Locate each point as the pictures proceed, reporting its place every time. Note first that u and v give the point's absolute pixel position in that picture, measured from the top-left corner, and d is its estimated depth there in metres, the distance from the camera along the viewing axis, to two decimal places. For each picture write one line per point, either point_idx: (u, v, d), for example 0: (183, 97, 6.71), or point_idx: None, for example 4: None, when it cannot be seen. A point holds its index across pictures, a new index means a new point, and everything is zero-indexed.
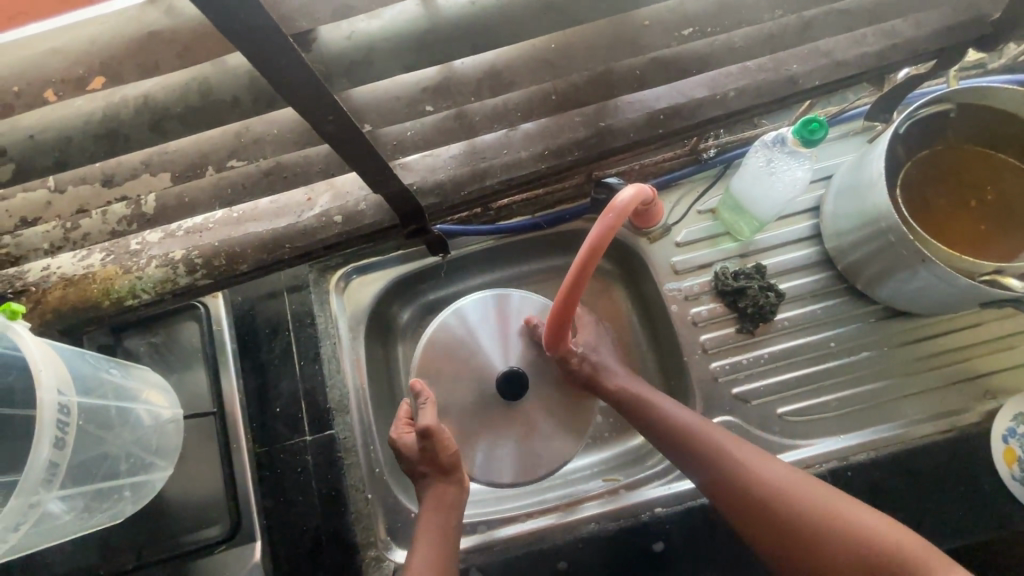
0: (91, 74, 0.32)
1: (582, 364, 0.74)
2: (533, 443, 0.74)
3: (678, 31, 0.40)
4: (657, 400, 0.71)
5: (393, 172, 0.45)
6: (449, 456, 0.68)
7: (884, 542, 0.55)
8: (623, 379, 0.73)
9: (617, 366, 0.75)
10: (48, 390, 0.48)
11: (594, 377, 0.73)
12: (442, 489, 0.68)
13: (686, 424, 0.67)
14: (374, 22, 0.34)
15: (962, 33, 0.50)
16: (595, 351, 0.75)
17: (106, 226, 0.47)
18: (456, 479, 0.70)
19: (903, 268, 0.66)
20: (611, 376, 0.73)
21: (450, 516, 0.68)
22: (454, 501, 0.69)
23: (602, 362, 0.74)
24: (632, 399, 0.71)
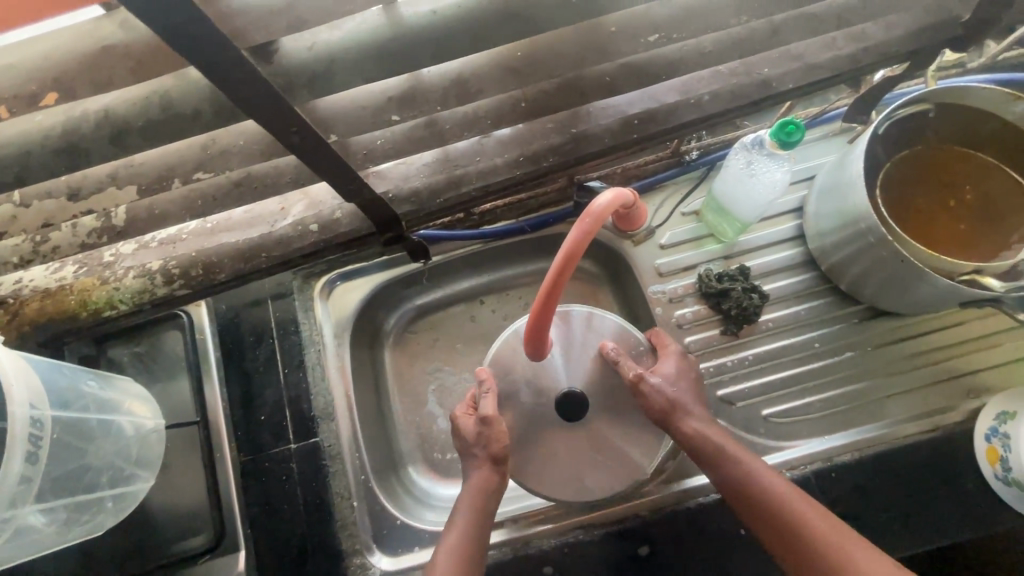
0: (44, 91, 0.31)
1: (656, 397, 0.65)
2: (584, 460, 0.68)
3: (644, 37, 0.40)
4: (735, 451, 0.62)
5: (363, 181, 0.45)
6: (499, 444, 0.65)
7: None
8: (702, 424, 0.64)
9: (697, 407, 0.66)
10: (19, 405, 0.47)
11: (666, 412, 0.65)
12: (484, 474, 0.64)
13: (762, 483, 0.59)
14: (335, 33, 0.34)
15: (934, 35, 0.50)
16: (675, 385, 0.66)
17: (76, 239, 0.46)
18: (500, 472, 0.65)
19: (884, 267, 0.66)
20: (688, 416, 0.64)
21: (488, 505, 0.63)
22: (495, 492, 0.64)
23: (680, 399, 0.65)
24: (705, 447, 0.62)
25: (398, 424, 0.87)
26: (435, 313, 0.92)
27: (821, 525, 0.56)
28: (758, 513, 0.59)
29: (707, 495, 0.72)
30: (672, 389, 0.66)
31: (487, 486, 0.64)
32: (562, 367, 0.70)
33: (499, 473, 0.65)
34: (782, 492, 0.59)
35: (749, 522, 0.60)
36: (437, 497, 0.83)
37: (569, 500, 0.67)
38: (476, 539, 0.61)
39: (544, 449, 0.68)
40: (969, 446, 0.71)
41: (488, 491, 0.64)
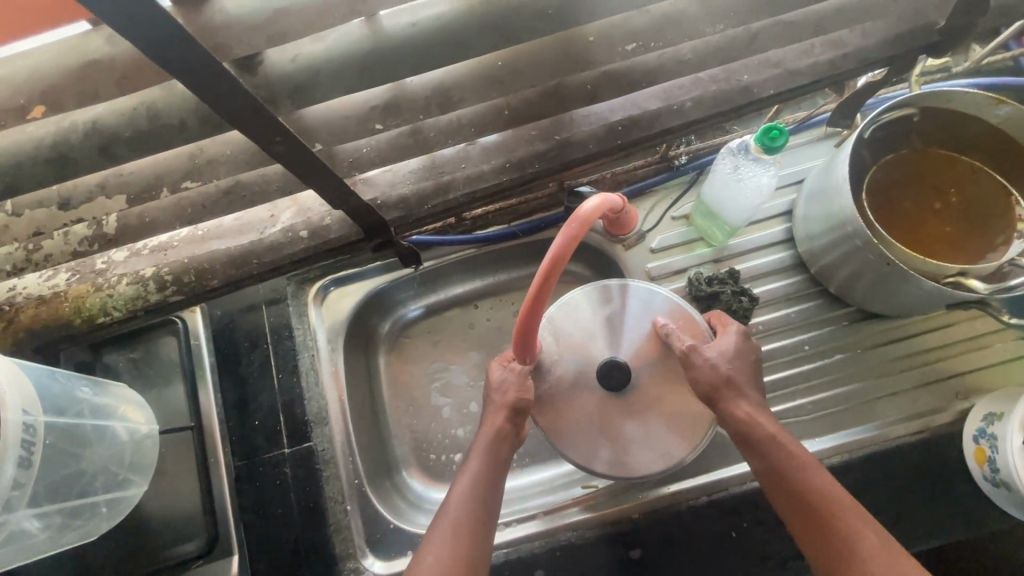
0: (32, 104, 0.32)
1: (706, 370, 0.63)
2: (630, 433, 0.67)
3: (621, 46, 0.41)
4: (786, 442, 0.60)
5: (350, 189, 0.46)
6: (520, 394, 0.65)
7: None
8: (753, 407, 0.62)
9: (750, 389, 0.63)
10: (12, 410, 0.48)
11: (715, 388, 0.62)
12: (500, 422, 0.65)
13: (805, 476, 0.58)
14: (317, 45, 0.35)
15: (912, 40, 0.51)
16: (730, 363, 0.63)
17: (68, 247, 0.47)
18: (517, 421, 0.66)
19: (872, 271, 0.67)
20: (739, 397, 0.62)
21: (502, 452, 0.64)
22: (509, 440, 0.65)
23: (734, 377, 0.63)
24: (754, 432, 0.60)
25: (392, 429, 0.87)
26: (428, 318, 0.93)
27: (862, 528, 0.54)
28: (792, 503, 0.58)
29: (698, 498, 0.72)
30: (727, 366, 0.63)
31: (502, 434, 0.65)
32: (609, 343, 0.69)
33: (516, 423, 0.66)
34: (824, 487, 0.57)
35: (782, 507, 0.59)
36: (430, 501, 0.83)
37: (605, 474, 0.66)
38: (488, 486, 0.62)
39: (587, 420, 0.67)
40: (957, 448, 0.71)
41: (501, 439, 0.64)
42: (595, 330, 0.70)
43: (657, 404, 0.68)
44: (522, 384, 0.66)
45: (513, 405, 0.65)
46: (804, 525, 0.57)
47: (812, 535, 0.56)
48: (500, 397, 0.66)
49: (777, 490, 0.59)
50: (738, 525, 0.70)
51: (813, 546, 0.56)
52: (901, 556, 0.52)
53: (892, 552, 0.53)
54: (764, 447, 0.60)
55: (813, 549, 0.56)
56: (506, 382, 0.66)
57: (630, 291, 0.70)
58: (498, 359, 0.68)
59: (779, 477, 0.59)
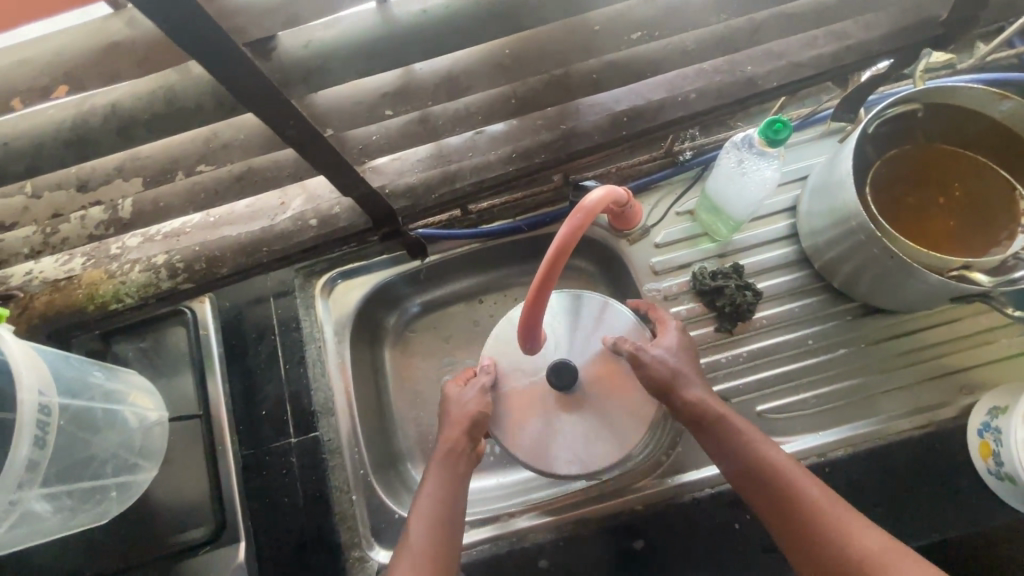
0: (56, 84, 0.33)
1: (656, 365, 0.64)
2: (586, 433, 0.67)
3: (627, 35, 0.42)
4: (737, 423, 0.62)
5: (360, 176, 0.47)
6: (475, 407, 0.66)
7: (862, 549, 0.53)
8: (703, 393, 0.64)
9: (697, 377, 0.65)
10: (28, 391, 0.49)
11: (668, 380, 0.63)
12: (456, 437, 0.65)
13: (761, 454, 0.59)
14: (330, 31, 0.36)
15: (916, 33, 0.52)
16: (676, 356, 0.66)
17: (85, 230, 0.48)
18: (475, 434, 0.66)
19: (877, 266, 0.67)
20: (689, 387, 0.63)
21: (459, 468, 0.64)
22: (465, 455, 0.65)
23: (681, 369, 0.64)
24: (709, 418, 0.61)
25: (397, 421, 0.88)
26: (434, 311, 0.94)
27: (820, 497, 0.56)
28: (752, 485, 0.59)
29: (701, 490, 0.72)
30: (673, 359, 0.65)
31: (459, 449, 0.64)
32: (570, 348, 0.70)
33: (473, 438, 0.66)
34: (779, 462, 0.59)
35: (744, 489, 0.60)
36: None
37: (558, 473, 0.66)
38: (447, 502, 0.62)
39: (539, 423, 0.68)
40: (962, 442, 0.71)
41: (460, 452, 0.64)
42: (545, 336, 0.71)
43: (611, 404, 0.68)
44: (481, 398, 0.67)
45: (469, 419, 0.65)
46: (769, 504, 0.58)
47: (779, 516, 0.57)
48: (457, 412, 0.66)
49: (738, 474, 0.60)
50: (742, 517, 0.71)
51: (781, 526, 0.57)
52: (858, 519, 0.55)
53: (851, 519, 0.55)
54: (718, 431, 0.61)
55: (779, 527, 0.57)
56: (465, 397, 0.68)
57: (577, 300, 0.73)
58: (455, 378, 0.71)
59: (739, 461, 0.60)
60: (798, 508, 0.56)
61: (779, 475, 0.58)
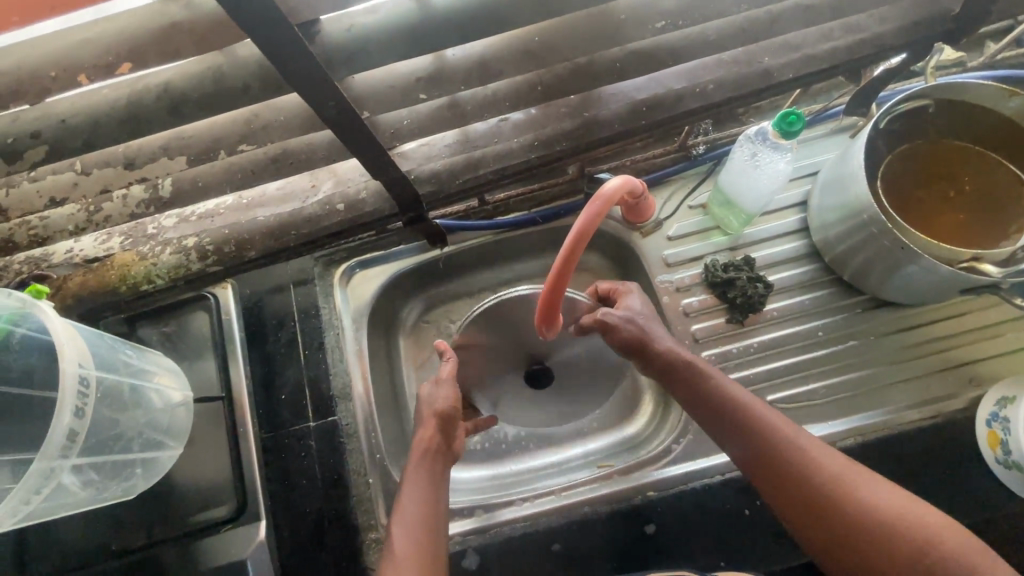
0: (119, 62, 0.35)
1: (624, 327, 0.65)
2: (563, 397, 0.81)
3: (651, 24, 0.43)
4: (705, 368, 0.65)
5: (390, 159, 0.49)
6: (443, 406, 0.70)
7: (830, 475, 0.56)
8: (672, 343, 0.66)
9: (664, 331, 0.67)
10: (69, 363, 0.51)
11: (639, 339, 0.65)
12: (429, 438, 0.69)
13: (730, 395, 0.62)
14: (372, 16, 0.38)
15: (929, 28, 0.53)
16: (644, 315, 0.67)
17: (126, 209, 0.50)
18: (448, 432, 0.70)
19: (888, 258, 0.68)
20: (658, 340, 0.66)
21: (435, 465, 0.68)
22: (439, 454, 0.69)
23: (646, 323, 0.67)
24: (681, 367, 0.64)
25: (412, 408, 0.90)
26: (448, 302, 0.95)
27: (786, 431, 0.60)
28: (725, 428, 0.62)
29: (711, 477, 0.73)
30: (639, 316, 0.67)
31: (432, 449, 0.68)
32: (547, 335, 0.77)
33: (444, 437, 0.70)
34: (746, 402, 0.62)
35: (717, 434, 0.63)
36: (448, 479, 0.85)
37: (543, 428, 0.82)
38: (429, 501, 0.65)
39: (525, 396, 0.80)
40: (971, 433, 0.72)
41: (434, 448, 0.68)
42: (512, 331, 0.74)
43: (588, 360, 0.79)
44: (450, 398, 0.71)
45: (439, 419, 0.69)
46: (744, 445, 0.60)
47: (764, 467, 0.59)
48: (427, 412, 0.70)
49: (718, 424, 0.62)
50: (752, 503, 0.72)
51: (766, 476, 0.59)
52: (821, 448, 0.59)
53: (816, 448, 0.59)
54: (688, 379, 0.64)
55: (753, 466, 0.60)
56: (433, 395, 0.71)
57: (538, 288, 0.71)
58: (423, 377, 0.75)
59: (716, 409, 0.62)
60: (777, 450, 0.59)
61: (755, 419, 0.61)
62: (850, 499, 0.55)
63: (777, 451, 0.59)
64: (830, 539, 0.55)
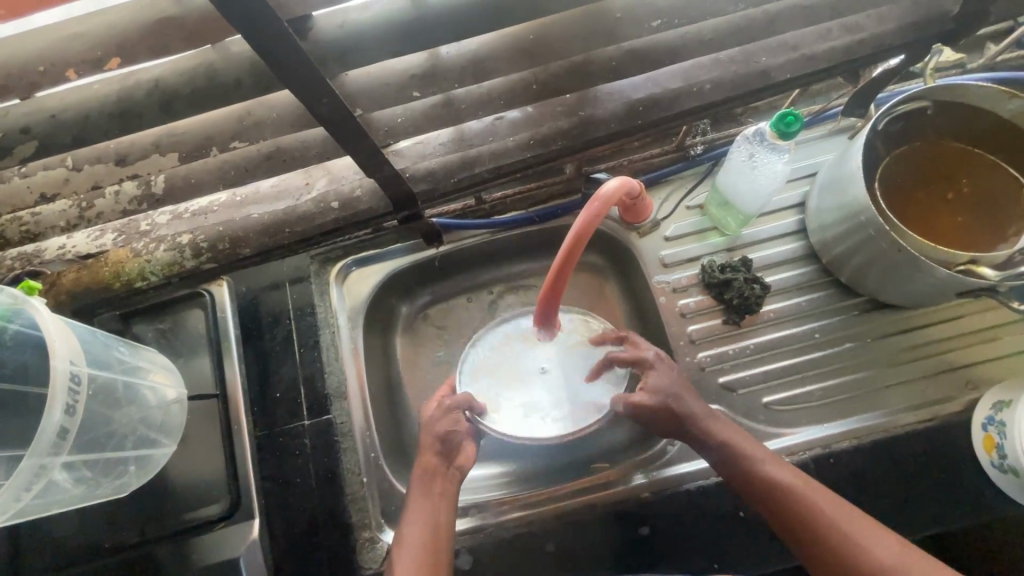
0: (108, 56, 0.35)
1: (648, 413, 0.68)
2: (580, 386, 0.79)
3: (647, 22, 0.43)
4: (737, 440, 0.66)
5: (384, 157, 0.49)
6: (443, 427, 0.70)
7: (870, 554, 0.56)
8: (705, 416, 0.68)
9: (697, 404, 0.68)
10: (60, 358, 0.51)
11: (668, 417, 0.68)
12: (428, 459, 0.69)
13: (762, 469, 0.64)
14: (365, 12, 0.37)
15: (928, 28, 0.53)
16: (672, 392, 0.68)
17: (119, 206, 0.50)
18: (445, 453, 0.70)
19: (885, 259, 0.68)
20: (684, 411, 0.68)
21: (434, 487, 0.67)
22: (440, 473, 0.68)
23: (675, 402, 0.68)
24: (710, 441, 0.66)
25: (407, 407, 0.90)
26: (446, 301, 0.95)
27: (821, 504, 0.60)
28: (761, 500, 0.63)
29: (707, 478, 0.73)
30: (665, 395, 0.68)
31: (432, 469, 0.69)
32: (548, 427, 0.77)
33: (447, 455, 0.70)
34: (781, 475, 0.63)
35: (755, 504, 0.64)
36: None
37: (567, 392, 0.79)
38: (429, 519, 0.65)
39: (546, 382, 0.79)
40: (967, 436, 0.72)
41: (435, 477, 0.68)
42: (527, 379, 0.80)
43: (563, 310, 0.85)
44: (450, 419, 0.71)
45: (438, 440, 0.69)
46: (782, 517, 0.61)
47: (803, 540, 0.60)
48: (427, 434, 0.70)
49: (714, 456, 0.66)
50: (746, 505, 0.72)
51: (806, 548, 0.60)
52: (861, 524, 0.59)
53: (852, 522, 0.59)
54: (719, 450, 0.66)
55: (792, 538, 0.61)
56: (434, 419, 0.71)
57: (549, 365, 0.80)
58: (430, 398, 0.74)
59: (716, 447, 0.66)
60: (812, 525, 0.59)
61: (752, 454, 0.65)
62: (843, 536, 0.58)
63: (813, 524, 0.59)
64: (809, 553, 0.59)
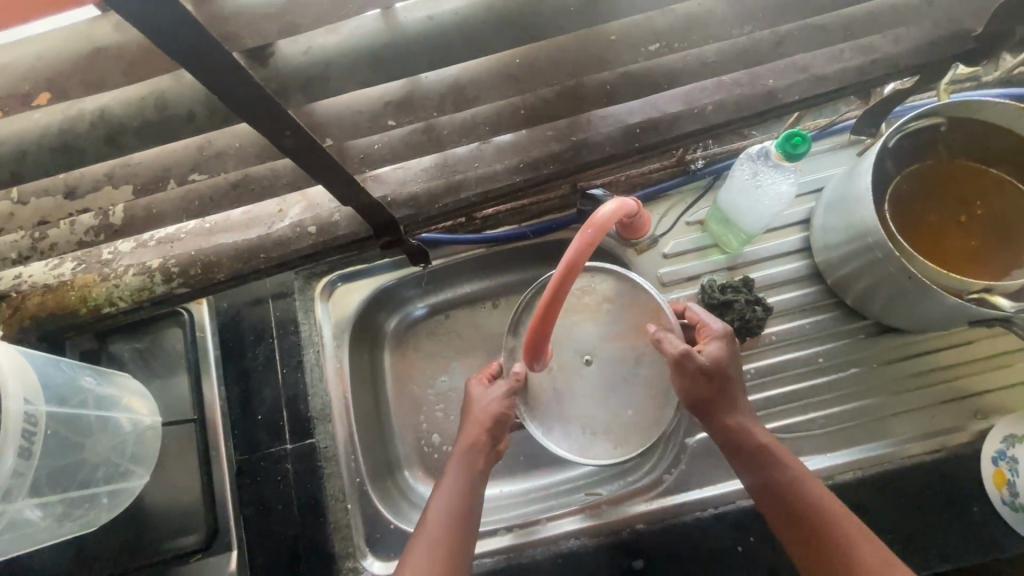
0: (37, 91, 0.33)
1: (699, 379, 0.62)
2: (620, 395, 0.66)
3: (644, 46, 0.40)
4: (774, 448, 0.62)
5: (359, 186, 0.45)
6: (497, 407, 0.67)
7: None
8: (743, 415, 0.64)
9: (738, 395, 0.64)
10: (12, 399, 0.48)
11: (710, 400, 0.63)
12: (478, 435, 0.67)
13: (795, 483, 0.60)
14: (331, 37, 0.34)
15: (945, 47, 0.49)
16: (722, 372, 0.63)
17: (74, 237, 0.47)
18: (495, 434, 0.68)
19: (893, 284, 0.65)
20: (723, 403, 0.63)
21: (477, 465, 0.66)
22: (485, 451, 0.67)
23: (725, 380, 0.63)
24: (745, 440, 0.62)
25: (395, 427, 0.86)
26: (438, 318, 0.91)
27: (849, 530, 0.57)
28: (786, 513, 0.59)
29: (703, 510, 0.70)
30: (720, 371, 0.63)
31: (480, 447, 0.67)
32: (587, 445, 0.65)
33: (494, 435, 0.68)
34: (813, 495, 0.59)
35: (775, 517, 0.60)
36: None
37: (605, 404, 0.66)
38: (465, 495, 0.64)
39: (585, 389, 0.66)
40: (973, 468, 0.69)
41: (481, 458, 0.66)
42: (569, 389, 0.66)
43: (596, 282, 0.68)
44: (508, 401, 0.67)
45: (491, 419, 0.67)
46: (806, 537, 0.58)
47: (823, 565, 0.56)
48: (480, 412, 0.68)
49: (739, 457, 0.62)
50: (745, 539, 0.69)
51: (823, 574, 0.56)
52: (888, 558, 0.55)
53: (881, 558, 0.55)
54: (751, 454, 0.62)
55: (809, 562, 0.57)
56: (488, 397, 0.68)
57: (598, 375, 0.66)
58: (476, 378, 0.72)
59: (754, 455, 0.62)
60: (836, 555, 0.56)
61: (791, 474, 0.60)
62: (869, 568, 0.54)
63: (837, 551, 0.56)
64: (811, 565, 0.57)
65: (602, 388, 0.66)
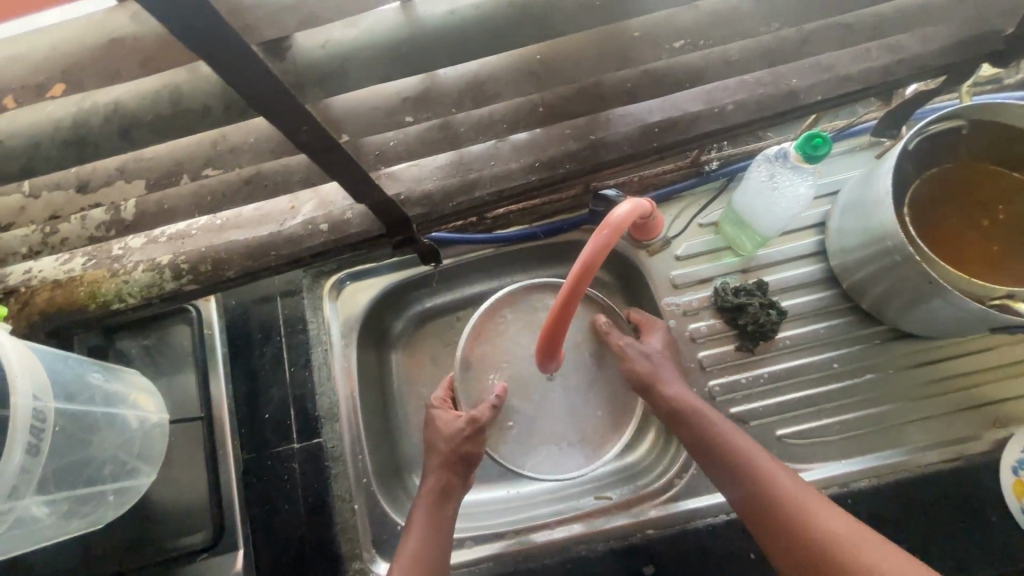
0: (51, 82, 0.32)
1: (640, 362, 0.67)
2: (606, 394, 0.67)
3: (668, 43, 0.39)
4: (706, 411, 0.65)
5: (373, 183, 0.45)
6: (465, 446, 0.65)
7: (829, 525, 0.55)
8: (676, 385, 0.67)
9: (670, 372, 0.68)
10: (21, 396, 0.47)
11: (648, 376, 0.66)
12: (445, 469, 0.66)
13: (726, 438, 0.62)
14: (350, 30, 0.33)
15: (972, 47, 0.48)
16: (657, 356, 0.68)
17: (85, 232, 0.47)
18: (460, 466, 0.66)
19: (912, 290, 0.63)
20: (664, 384, 0.66)
21: (449, 495, 0.66)
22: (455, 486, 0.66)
23: (660, 363, 0.68)
24: (680, 408, 0.65)
25: (403, 428, 0.86)
26: (446, 317, 0.90)
27: (781, 475, 0.59)
28: (724, 471, 0.61)
29: (715, 516, 0.70)
30: (652, 355, 0.68)
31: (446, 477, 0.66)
32: (574, 449, 0.65)
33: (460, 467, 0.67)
34: (745, 448, 0.62)
35: (717, 478, 0.62)
36: None
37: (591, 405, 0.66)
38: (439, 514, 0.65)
39: (570, 391, 0.66)
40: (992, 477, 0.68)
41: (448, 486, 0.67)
42: (558, 394, 0.65)
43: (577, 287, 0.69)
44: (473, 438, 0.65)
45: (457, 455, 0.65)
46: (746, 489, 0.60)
47: (762, 511, 0.58)
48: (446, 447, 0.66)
49: (688, 438, 0.64)
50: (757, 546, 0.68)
51: (765, 520, 0.58)
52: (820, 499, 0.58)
53: (813, 498, 0.58)
54: (685, 422, 0.64)
55: (754, 514, 0.59)
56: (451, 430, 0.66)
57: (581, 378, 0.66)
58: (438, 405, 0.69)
59: (688, 420, 0.64)
60: (773, 498, 0.58)
61: (723, 432, 0.63)
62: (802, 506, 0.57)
63: (772, 494, 0.58)
64: (754, 515, 0.59)
65: (584, 393, 0.66)
